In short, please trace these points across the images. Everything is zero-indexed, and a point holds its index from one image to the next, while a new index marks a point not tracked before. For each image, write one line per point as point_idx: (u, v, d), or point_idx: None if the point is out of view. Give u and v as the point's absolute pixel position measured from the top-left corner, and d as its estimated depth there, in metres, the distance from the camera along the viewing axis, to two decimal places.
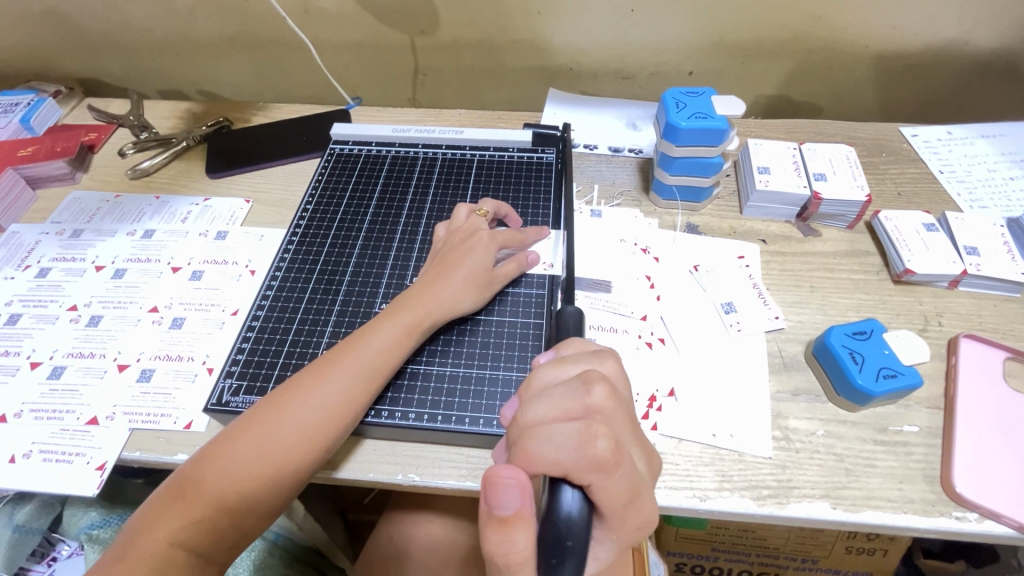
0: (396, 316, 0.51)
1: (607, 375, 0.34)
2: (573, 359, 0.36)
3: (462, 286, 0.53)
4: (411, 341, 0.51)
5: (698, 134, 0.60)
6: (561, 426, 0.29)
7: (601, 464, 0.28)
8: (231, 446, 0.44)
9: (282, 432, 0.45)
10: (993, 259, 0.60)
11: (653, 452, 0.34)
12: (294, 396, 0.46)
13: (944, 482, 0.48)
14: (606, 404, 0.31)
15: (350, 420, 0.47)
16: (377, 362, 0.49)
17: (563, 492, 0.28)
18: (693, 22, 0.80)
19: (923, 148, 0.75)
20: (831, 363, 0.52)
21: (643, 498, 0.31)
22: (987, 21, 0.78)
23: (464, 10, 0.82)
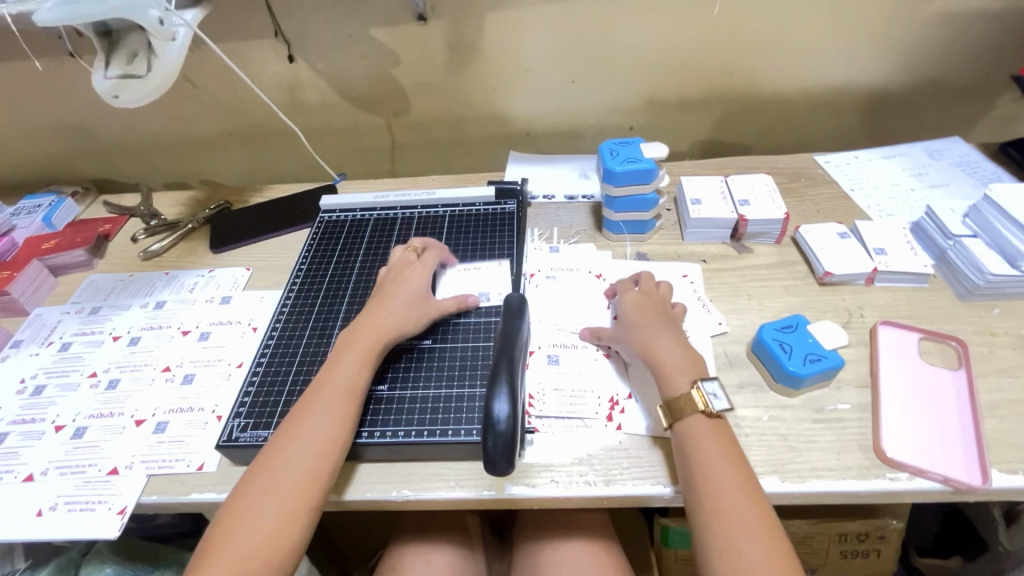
0: (355, 347, 0.58)
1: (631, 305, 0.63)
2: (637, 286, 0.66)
3: (403, 310, 0.61)
4: (371, 366, 0.57)
5: (631, 175, 0.72)
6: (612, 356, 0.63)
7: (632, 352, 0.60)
8: (248, 492, 0.49)
9: (281, 486, 0.48)
10: (899, 256, 0.69)
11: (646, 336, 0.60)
12: (292, 431, 0.52)
13: (876, 449, 0.54)
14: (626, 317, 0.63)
15: (341, 448, 0.52)
16: (354, 386, 0.55)
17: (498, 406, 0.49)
18: (626, 86, 0.95)
19: (835, 172, 0.87)
20: (767, 355, 0.60)
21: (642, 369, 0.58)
22: (870, 64, 0.93)
23: (430, 93, 0.96)
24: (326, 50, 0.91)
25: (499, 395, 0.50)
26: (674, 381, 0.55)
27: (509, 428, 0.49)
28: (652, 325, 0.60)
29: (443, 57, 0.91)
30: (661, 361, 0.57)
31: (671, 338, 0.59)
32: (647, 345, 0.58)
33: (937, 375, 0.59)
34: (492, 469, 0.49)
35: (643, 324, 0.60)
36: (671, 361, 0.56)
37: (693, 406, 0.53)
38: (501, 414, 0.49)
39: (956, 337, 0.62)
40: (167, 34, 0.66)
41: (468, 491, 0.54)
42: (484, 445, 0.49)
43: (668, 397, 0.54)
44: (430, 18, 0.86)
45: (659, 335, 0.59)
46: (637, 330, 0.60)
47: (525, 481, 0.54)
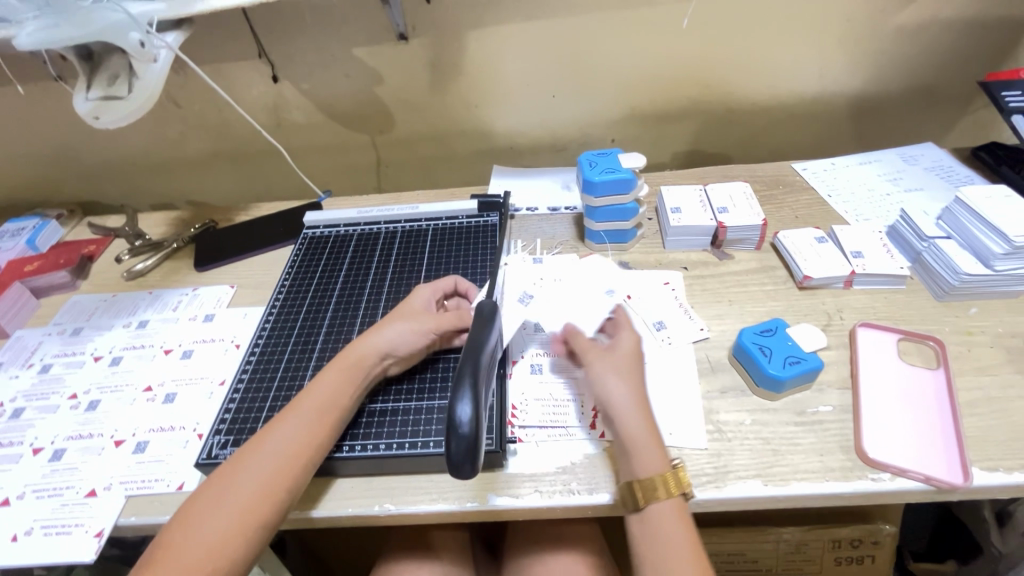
0: (337, 363, 0.57)
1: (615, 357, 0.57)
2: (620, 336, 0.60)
3: (398, 328, 0.59)
4: (351, 386, 0.56)
5: (610, 186, 0.73)
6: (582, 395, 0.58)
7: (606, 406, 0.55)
8: (198, 505, 0.48)
9: (232, 499, 0.47)
10: (875, 259, 0.70)
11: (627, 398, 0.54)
12: (257, 443, 0.51)
13: (858, 450, 0.54)
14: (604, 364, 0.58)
15: (306, 465, 0.51)
16: (329, 401, 0.54)
17: (461, 408, 0.46)
18: (605, 99, 0.96)
19: (812, 178, 0.88)
20: (747, 359, 0.60)
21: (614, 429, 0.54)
22: (842, 74, 0.95)
23: (413, 110, 0.97)
24: (309, 70, 0.92)
25: (461, 396, 0.46)
26: (651, 456, 0.52)
27: (472, 432, 0.45)
28: (629, 381, 0.56)
29: (426, 75, 0.93)
30: (640, 428, 0.53)
31: (644, 399, 0.55)
32: (626, 405, 0.54)
33: (916, 375, 0.59)
34: (456, 473, 0.46)
35: (622, 379, 0.56)
36: (649, 430, 0.53)
37: (670, 487, 0.50)
38: (463, 416, 0.45)
39: (934, 337, 0.63)
40: (148, 56, 0.67)
41: (450, 503, 0.53)
42: (448, 450, 0.46)
43: (643, 474, 0.51)
44: (411, 37, 0.88)
45: (637, 396, 0.55)
46: (613, 384, 0.55)
47: (508, 492, 0.54)
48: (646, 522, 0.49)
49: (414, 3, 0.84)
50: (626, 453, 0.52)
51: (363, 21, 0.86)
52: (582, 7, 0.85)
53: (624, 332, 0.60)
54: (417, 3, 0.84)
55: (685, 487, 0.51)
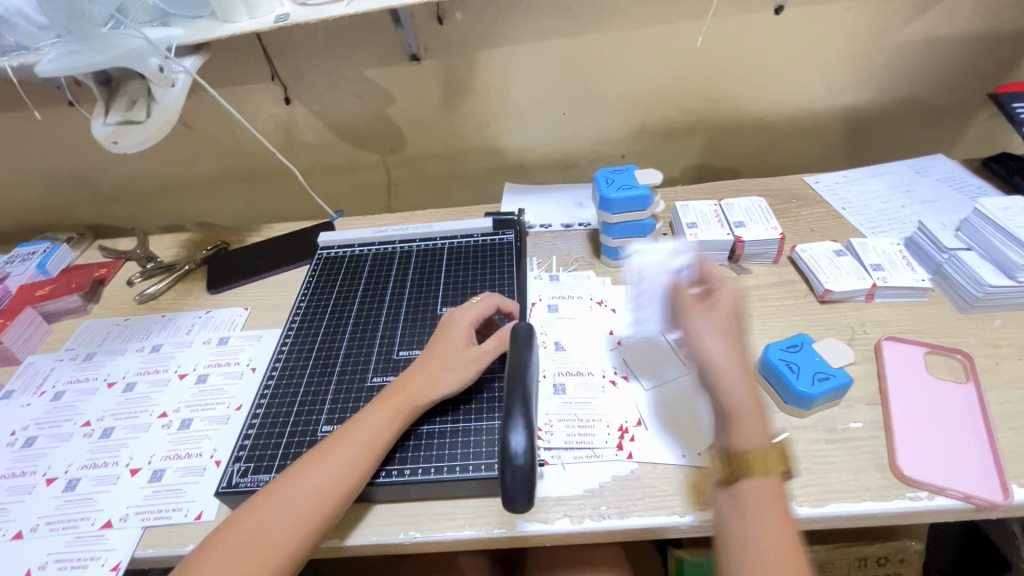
0: (388, 397, 0.56)
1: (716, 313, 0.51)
2: (717, 290, 0.53)
3: (442, 365, 0.58)
4: (398, 421, 0.54)
5: (627, 202, 0.73)
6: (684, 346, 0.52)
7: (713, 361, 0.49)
8: (238, 523, 0.48)
9: (269, 531, 0.47)
10: (896, 271, 0.70)
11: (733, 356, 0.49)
12: (302, 470, 0.51)
13: (893, 468, 0.53)
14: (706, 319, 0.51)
15: (345, 500, 0.50)
16: (378, 437, 0.53)
17: (515, 439, 0.48)
18: (615, 115, 0.97)
19: (826, 191, 0.88)
20: (774, 376, 0.59)
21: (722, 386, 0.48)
22: (850, 88, 0.96)
23: (424, 129, 0.98)
24: (321, 91, 0.93)
25: (514, 428, 0.49)
26: (752, 428, 0.45)
27: (527, 463, 0.48)
28: (728, 342, 0.49)
29: (437, 94, 0.93)
30: (741, 395, 0.47)
31: (745, 364, 0.49)
32: (725, 366, 0.48)
33: (947, 389, 0.59)
34: (510, 505, 0.48)
35: (722, 339, 0.50)
36: (753, 400, 0.47)
37: (769, 465, 0.44)
38: (518, 446, 0.48)
39: (961, 351, 0.62)
40: (167, 81, 0.67)
41: (478, 530, 0.52)
42: (502, 479, 0.48)
43: (744, 446, 0.45)
44: (422, 57, 0.89)
45: (737, 361, 0.48)
46: (711, 342, 0.49)
47: (537, 517, 0.52)
48: (739, 500, 0.44)
49: (426, 25, 0.85)
50: (724, 421, 0.47)
51: (375, 43, 0.87)
52: (593, 26, 0.86)
53: (725, 285, 0.53)
54: (430, 24, 0.85)
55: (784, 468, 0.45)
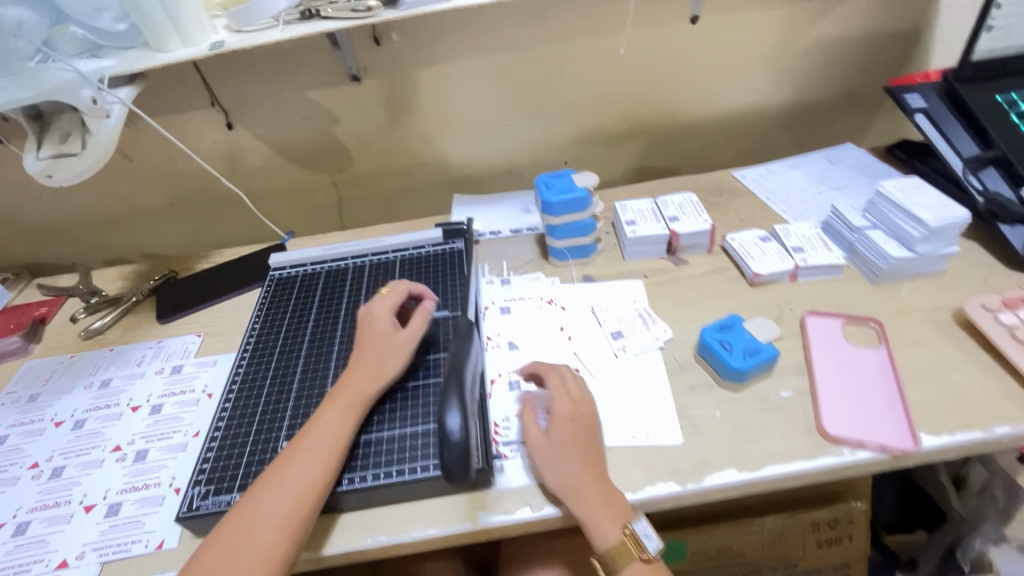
0: (337, 395, 0.57)
1: (561, 432, 0.55)
2: (558, 404, 0.57)
3: (376, 354, 0.60)
4: (354, 414, 0.56)
5: (567, 205, 0.77)
6: (545, 468, 0.54)
7: (572, 481, 0.53)
8: (213, 546, 0.49)
9: (247, 546, 0.48)
10: (814, 252, 0.76)
11: (585, 468, 0.53)
12: (272, 480, 0.52)
13: (819, 429, 0.58)
14: (554, 439, 0.55)
15: (319, 500, 0.51)
16: (337, 434, 0.55)
17: (451, 421, 0.52)
18: (554, 124, 1.01)
19: (752, 183, 0.94)
20: (710, 355, 0.64)
21: (577, 507, 0.52)
22: (767, 88, 1.03)
23: (369, 147, 0.99)
24: (264, 115, 0.93)
25: (450, 409, 0.52)
26: (610, 524, 0.51)
27: (464, 440, 0.52)
28: (574, 459, 0.54)
29: (380, 113, 0.95)
30: (599, 496, 0.52)
31: (591, 469, 0.54)
32: (585, 490, 0.52)
33: (862, 354, 0.64)
34: (453, 479, 0.52)
35: (582, 492, 0.52)
36: (602, 498, 0.52)
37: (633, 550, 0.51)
38: (454, 426, 0.52)
39: (873, 319, 0.68)
40: (100, 111, 0.67)
41: (444, 527, 0.54)
42: (443, 458, 0.52)
43: (606, 546, 0.51)
44: (363, 77, 0.91)
45: (586, 474, 0.53)
46: (563, 477, 0.53)
47: (500, 509, 0.55)
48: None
49: (364, 46, 0.88)
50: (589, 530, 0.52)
51: (314, 66, 0.89)
52: (525, 41, 0.91)
53: (560, 396, 0.58)
54: (367, 45, 0.88)
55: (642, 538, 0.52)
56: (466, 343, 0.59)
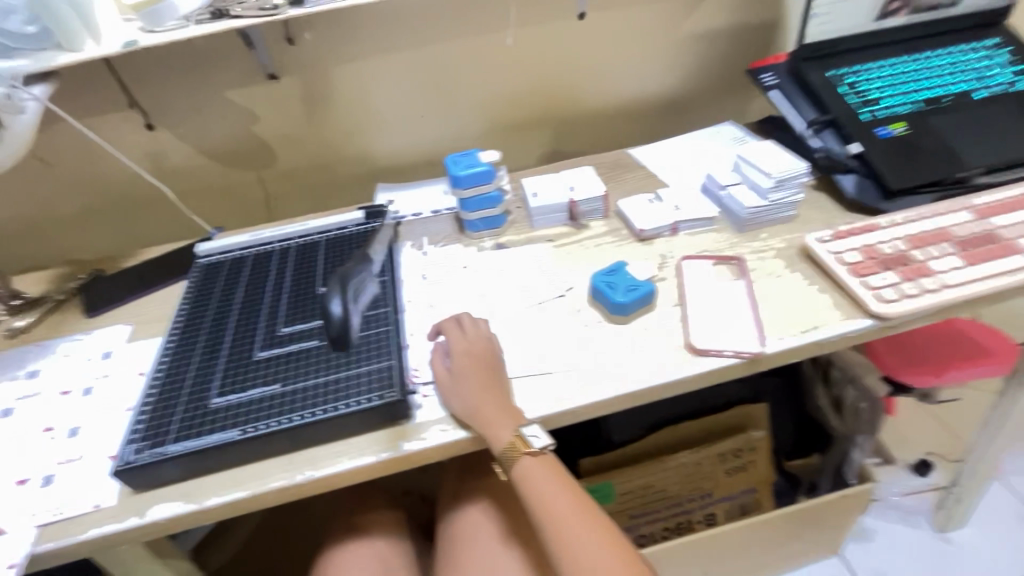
0: None
1: (455, 367, 0.65)
2: (453, 346, 0.67)
3: None
4: None
5: (474, 178, 0.86)
6: (446, 400, 0.65)
7: (465, 404, 0.63)
8: None
9: None
10: (691, 208, 0.88)
11: (474, 392, 0.63)
12: None
13: (688, 346, 0.69)
14: (450, 375, 0.65)
15: None
16: None
17: (334, 307, 0.59)
18: (467, 115, 1.10)
19: (644, 158, 1.06)
20: (600, 294, 0.75)
21: (472, 425, 0.62)
22: (655, 76, 1.16)
23: (292, 143, 1.05)
24: (184, 115, 0.97)
25: (332, 297, 0.60)
26: (500, 431, 0.61)
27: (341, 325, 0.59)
28: (465, 386, 0.64)
29: (299, 109, 1.01)
30: (489, 411, 0.62)
31: (480, 391, 0.63)
32: (475, 408, 0.62)
33: (726, 286, 0.76)
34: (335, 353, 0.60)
35: (477, 412, 0.62)
36: (492, 412, 0.62)
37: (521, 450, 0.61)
38: (336, 313, 0.59)
39: (736, 257, 0.80)
40: (15, 107, 0.71)
41: (369, 456, 0.61)
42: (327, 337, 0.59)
43: (499, 450, 0.61)
44: (280, 76, 0.97)
45: (476, 396, 0.63)
46: (458, 403, 0.63)
47: (417, 437, 0.63)
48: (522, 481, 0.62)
49: (278, 46, 0.94)
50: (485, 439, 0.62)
51: (231, 66, 0.94)
52: (431, 38, 0.99)
53: (455, 340, 0.68)
54: (281, 46, 0.94)
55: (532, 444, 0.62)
56: (361, 261, 0.68)
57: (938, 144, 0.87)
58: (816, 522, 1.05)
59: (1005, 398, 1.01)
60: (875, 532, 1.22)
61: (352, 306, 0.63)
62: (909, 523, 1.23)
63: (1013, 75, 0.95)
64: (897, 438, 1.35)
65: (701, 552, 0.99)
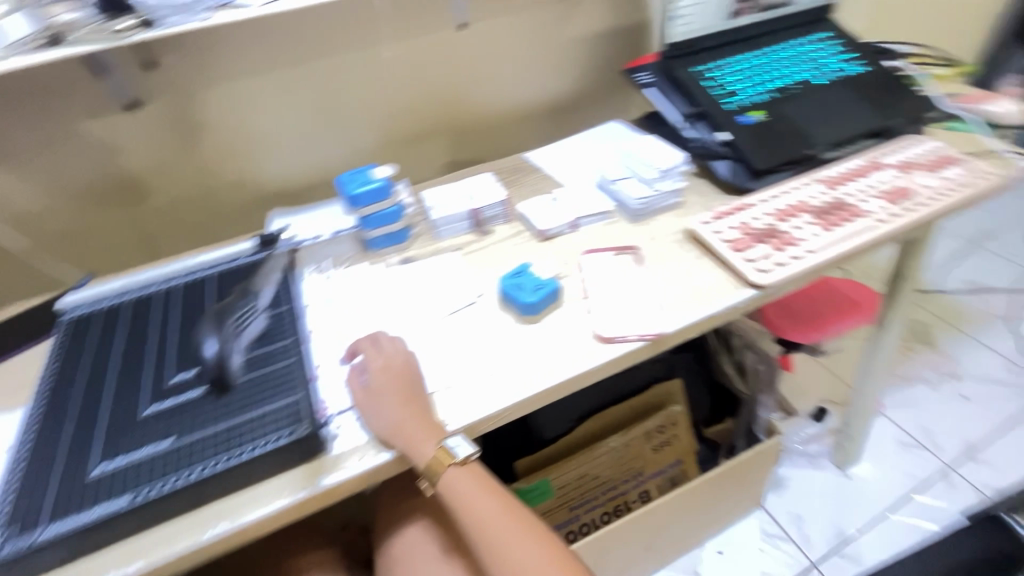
0: None
1: (372, 385, 0.64)
2: (371, 364, 0.66)
3: None
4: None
5: (370, 195, 0.85)
6: (365, 419, 0.63)
7: (384, 422, 0.62)
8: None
9: None
10: (587, 204, 0.92)
11: (394, 409, 0.62)
12: None
13: (598, 335, 0.72)
14: (368, 394, 0.64)
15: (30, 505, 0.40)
16: None
17: None
18: (360, 131, 1.08)
19: (540, 160, 1.10)
20: (508, 297, 0.76)
21: (392, 443, 0.61)
22: (542, 81, 1.21)
23: (167, 174, 0.97)
24: (29, 154, 0.86)
25: (207, 338, 0.64)
26: (422, 448, 0.60)
27: None
28: (384, 404, 0.63)
29: (171, 137, 0.94)
30: (409, 427, 0.61)
31: (399, 408, 0.62)
32: (394, 425, 0.61)
33: (626, 274, 0.81)
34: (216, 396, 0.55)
35: (397, 429, 0.61)
36: (413, 429, 0.61)
37: (445, 463, 0.60)
38: None
39: (632, 246, 0.85)
40: None
41: (285, 499, 0.57)
42: None
43: (422, 466, 0.60)
44: (142, 103, 0.89)
45: (395, 412, 0.62)
46: (377, 422, 0.62)
47: (337, 469, 0.60)
48: (450, 492, 0.62)
49: (134, 73, 0.86)
50: (407, 456, 0.60)
51: (82, 96, 0.85)
52: (308, 55, 0.96)
53: (373, 359, 0.66)
54: (140, 71, 0.86)
55: (455, 456, 0.61)
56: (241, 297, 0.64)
57: (791, 127, 0.98)
58: (737, 480, 1.13)
59: (873, 342, 1.16)
60: (788, 479, 1.34)
61: (237, 346, 0.66)
62: (815, 466, 1.36)
63: (842, 62, 1.09)
64: (797, 391, 1.50)
65: (640, 529, 1.04)
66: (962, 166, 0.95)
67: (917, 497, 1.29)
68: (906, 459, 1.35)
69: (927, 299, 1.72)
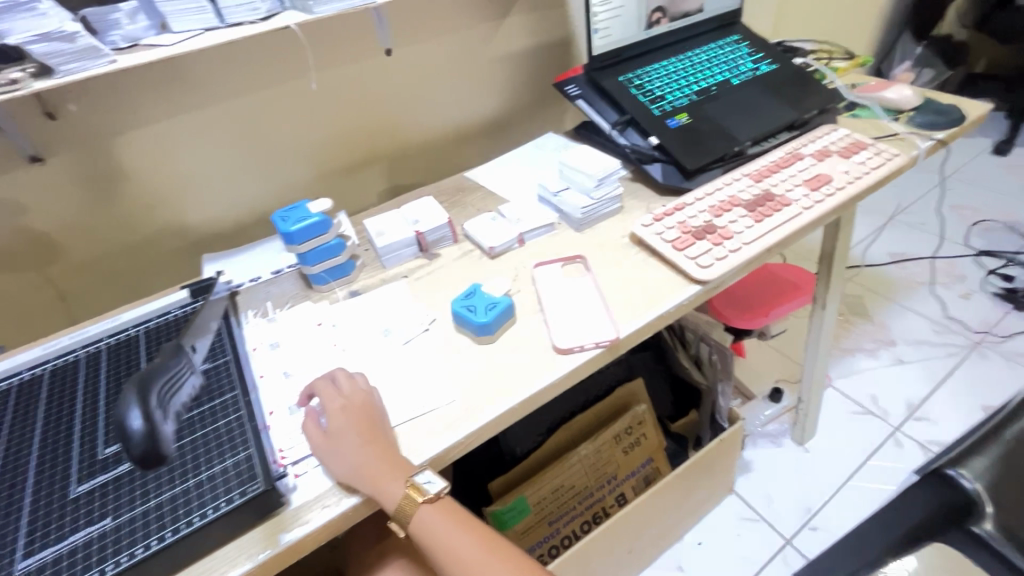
0: None
1: (332, 429, 0.61)
2: (328, 405, 0.62)
3: None
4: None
5: (308, 231, 0.81)
6: (326, 465, 0.60)
7: (348, 466, 0.59)
8: None
9: None
10: (530, 218, 0.93)
11: (357, 452, 0.59)
12: None
13: (555, 347, 0.72)
14: (328, 438, 0.61)
15: None
16: None
17: (131, 421, 0.48)
18: (292, 165, 1.04)
19: (481, 177, 1.10)
20: (462, 319, 0.75)
21: (358, 487, 0.58)
22: (475, 99, 1.21)
23: (83, 229, 0.90)
24: None
25: (130, 407, 0.49)
26: (390, 489, 0.58)
27: (145, 439, 0.48)
28: (347, 447, 0.60)
29: (84, 190, 0.87)
30: (376, 469, 0.58)
31: (363, 451, 0.59)
32: (360, 469, 0.58)
33: (575, 283, 0.82)
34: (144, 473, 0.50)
35: (362, 472, 0.58)
36: (380, 470, 0.58)
37: (416, 501, 0.58)
38: (136, 430, 0.48)
39: (579, 255, 0.86)
40: None
41: (243, 564, 0.54)
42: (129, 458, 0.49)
43: (392, 507, 0.57)
44: (47, 156, 0.83)
45: (360, 455, 0.59)
46: (340, 467, 0.59)
47: (297, 523, 0.57)
48: (423, 529, 0.60)
49: (34, 124, 0.80)
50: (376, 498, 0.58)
51: None
52: (229, 92, 0.92)
53: (330, 401, 0.63)
54: (41, 122, 0.80)
55: (426, 492, 0.59)
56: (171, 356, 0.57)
57: (715, 127, 1.03)
58: (707, 470, 1.16)
59: (814, 321, 1.22)
60: (754, 461, 1.39)
61: (163, 412, 0.52)
62: (777, 445, 1.42)
63: (753, 63, 1.16)
64: (752, 375, 1.56)
65: (619, 533, 1.04)
66: (872, 149, 1.01)
67: (873, 462, 1.36)
68: (858, 427, 1.43)
69: (858, 274, 1.84)
